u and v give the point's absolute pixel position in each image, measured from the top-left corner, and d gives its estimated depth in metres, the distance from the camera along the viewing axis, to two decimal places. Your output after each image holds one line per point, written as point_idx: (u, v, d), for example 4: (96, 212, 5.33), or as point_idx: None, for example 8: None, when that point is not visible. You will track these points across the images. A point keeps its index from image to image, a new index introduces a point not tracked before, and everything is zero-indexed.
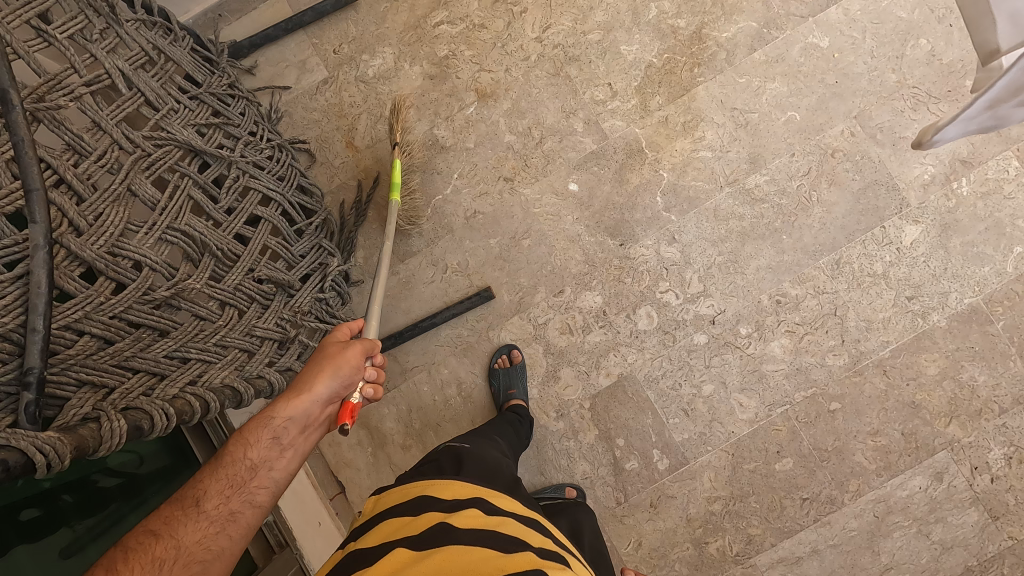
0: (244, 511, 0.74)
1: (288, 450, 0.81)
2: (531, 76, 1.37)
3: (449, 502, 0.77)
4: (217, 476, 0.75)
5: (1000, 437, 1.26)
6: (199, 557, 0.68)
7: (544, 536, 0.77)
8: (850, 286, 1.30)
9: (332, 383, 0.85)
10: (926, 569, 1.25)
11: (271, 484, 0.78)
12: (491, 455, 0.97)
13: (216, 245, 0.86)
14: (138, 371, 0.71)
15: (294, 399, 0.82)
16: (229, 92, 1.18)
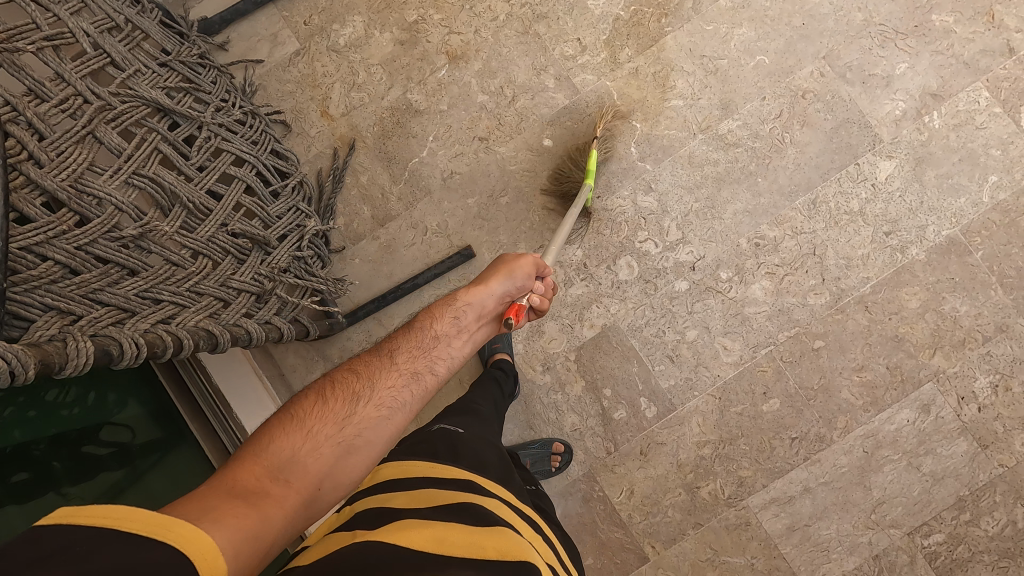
0: (426, 376, 0.83)
1: (464, 332, 0.89)
2: (501, 36, 1.38)
3: (455, 480, 0.76)
4: (406, 341, 0.86)
5: (985, 366, 1.26)
6: (385, 406, 0.78)
7: (534, 531, 0.77)
8: (827, 225, 1.31)
9: (506, 283, 0.91)
10: (918, 501, 1.26)
11: (449, 357, 0.86)
12: (489, 439, 0.92)
13: (185, 194, 0.87)
14: (107, 305, 0.74)
15: (473, 287, 0.91)
16: (200, 62, 1.19)
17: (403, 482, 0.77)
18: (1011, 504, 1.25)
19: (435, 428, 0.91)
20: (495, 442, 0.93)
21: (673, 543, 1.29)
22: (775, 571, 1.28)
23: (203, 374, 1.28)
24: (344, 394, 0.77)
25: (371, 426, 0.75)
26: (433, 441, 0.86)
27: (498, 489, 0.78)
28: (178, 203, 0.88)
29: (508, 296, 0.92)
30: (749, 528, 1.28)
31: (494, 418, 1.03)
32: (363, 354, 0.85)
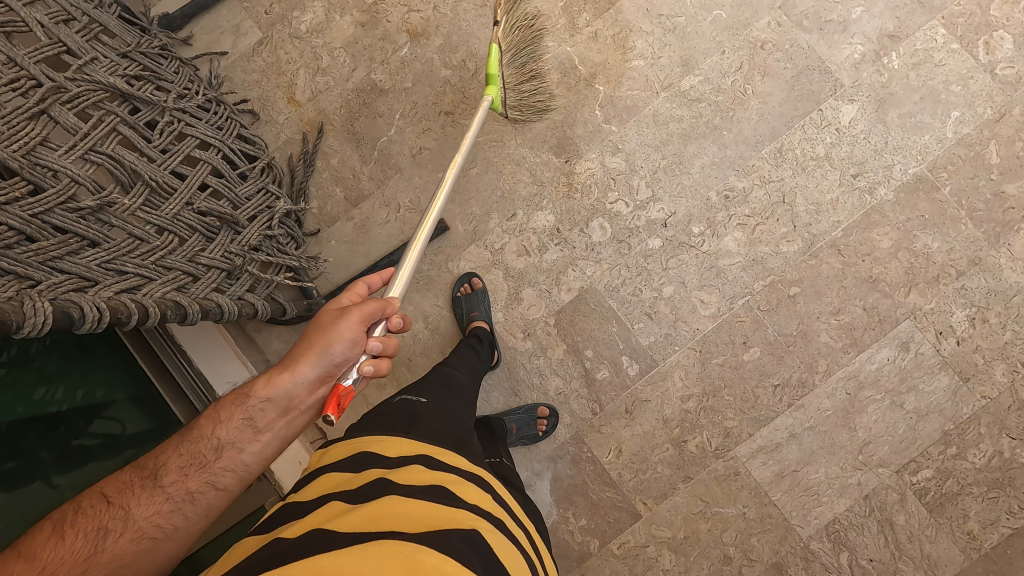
0: (204, 492, 0.78)
1: (261, 433, 0.83)
2: (459, 10, 1.39)
3: (391, 458, 0.72)
4: (184, 454, 0.79)
5: (960, 300, 1.27)
6: (154, 532, 0.74)
7: (482, 493, 0.72)
8: (795, 172, 1.31)
9: (316, 366, 0.83)
10: (903, 438, 1.27)
11: (237, 467, 0.81)
12: (453, 413, 0.87)
13: (146, 172, 0.89)
14: (69, 273, 0.77)
15: (273, 380, 0.83)
16: (162, 54, 1.21)
17: (341, 465, 0.73)
18: (996, 435, 1.25)
19: (397, 400, 0.86)
20: (461, 416, 0.89)
21: (664, 498, 1.30)
22: (767, 519, 1.29)
23: (182, 357, 1.30)
24: (87, 527, 0.70)
25: (126, 562, 0.71)
26: (389, 416, 0.81)
27: (440, 456, 0.74)
28: (140, 182, 0.90)
29: (321, 381, 0.84)
30: (738, 478, 1.29)
31: (468, 388, 1.00)
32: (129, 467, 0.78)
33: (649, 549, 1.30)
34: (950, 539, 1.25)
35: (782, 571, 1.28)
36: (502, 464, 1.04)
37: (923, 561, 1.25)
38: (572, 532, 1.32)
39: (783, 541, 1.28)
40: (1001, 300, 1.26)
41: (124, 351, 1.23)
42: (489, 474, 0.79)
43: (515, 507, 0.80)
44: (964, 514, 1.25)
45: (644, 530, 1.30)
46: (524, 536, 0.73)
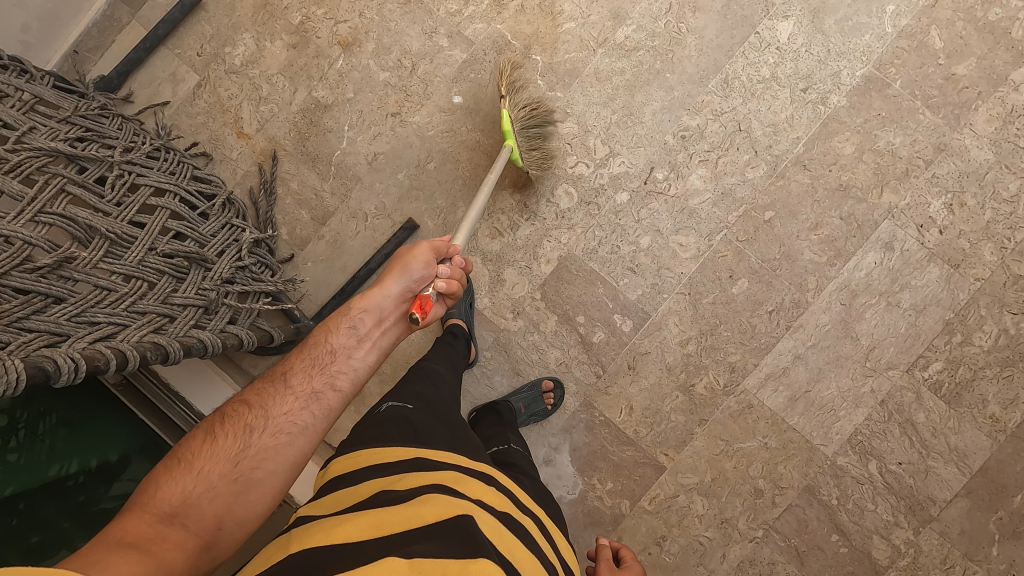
0: (325, 392, 0.88)
1: (364, 341, 0.93)
2: (385, 11, 1.40)
3: (392, 467, 0.71)
4: (302, 363, 0.91)
5: (934, 189, 1.27)
6: (292, 426, 0.84)
7: (486, 486, 0.71)
8: (745, 99, 1.31)
9: (401, 281, 0.95)
10: (906, 337, 1.26)
11: (349, 370, 0.91)
12: (441, 415, 0.84)
13: (99, 224, 0.92)
14: (39, 331, 0.82)
15: (367, 294, 0.95)
16: (104, 113, 1.19)
17: (339, 482, 0.72)
18: (998, 314, 1.25)
19: (383, 409, 0.83)
20: (451, 414, 0.87)
21: (684, 445, 1.30)
22: (789, 445, 1.28)
23: (181, 402, 1.28)
24: (236, 428, 0.82)
25: (270, 454, 0.81)
26: (381, 427, 0.78)
27: (441, 459, 0.73)
28: (97, 236, 0.93)
29: (407, 294, 0.96)
30: (752, 410, 1.29)
31: (455, 386, 0.98)
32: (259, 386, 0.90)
33: (680, 498, 1.30)
34: (974, 426, 1.25)
35: (816, 492, 1.27)
36: (511, 450, 1.01)
37: (952, 453, 1.25)
38: (601, 497, 1.32)
39: (810, 463, 1.28)
40: (975, 180, 1.26)
41: (127, 414, 1.22)
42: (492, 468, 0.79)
43: (524, 497, 0.79)
44: (983, 399, 1.25)
45: (671, 481, 1.30)
46: (536, 524, 0.73)
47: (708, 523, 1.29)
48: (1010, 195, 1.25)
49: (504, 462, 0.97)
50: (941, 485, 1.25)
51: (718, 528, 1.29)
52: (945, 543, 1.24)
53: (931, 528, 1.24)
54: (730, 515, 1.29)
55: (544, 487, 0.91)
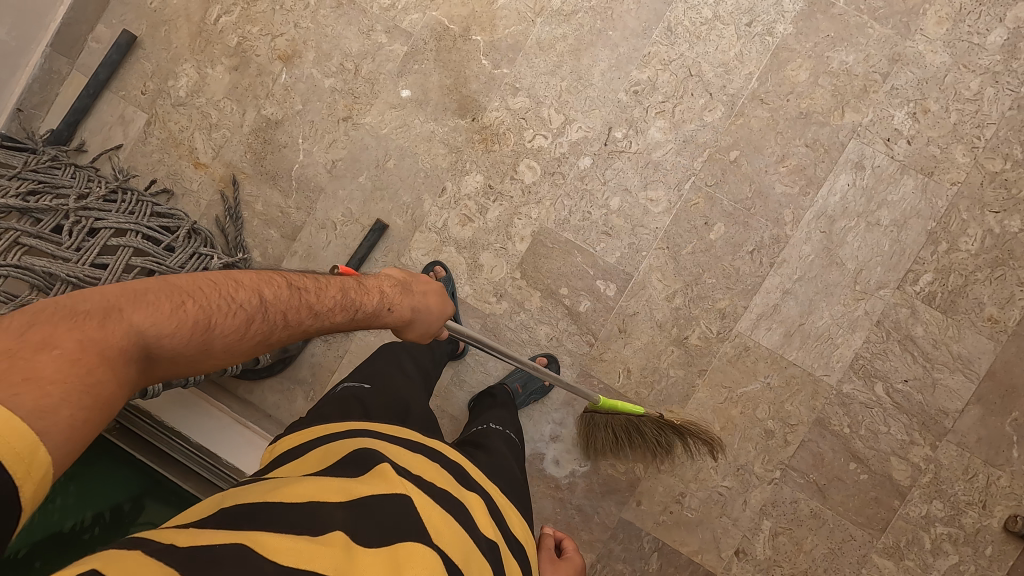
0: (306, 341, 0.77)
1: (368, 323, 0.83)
2: (319, 18, 1.39)
3: (336, 435, 0.72)
4: (343, 325, 0.75)
5: (895, 101, 1.25)
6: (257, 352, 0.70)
7: (427, 460, 0.71)
8: (691, 44, 1.29)
9: (422, 330, 0.86)
10: (891, 254, 1.25)
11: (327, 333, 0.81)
12: (394, 397, 0.88)
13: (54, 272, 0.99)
14: None
15: (409, 313, 0.83)
16: (56, 165, 1.19)
17: (292, 450, 0.72)
18: (980, 215, 1.23)
19: (339, 389, 0.87)
20: (409, 398, 0.89)
21: (688, 399, 1.29)
22: (793, 380, 1.27)
23: (179, 437, 1.17)
24: (258, 329, 0.65)
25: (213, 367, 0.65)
26: (332, 405, 0.82)
27: (390, 431, 0.74)
28: (59, 280, 1.01)
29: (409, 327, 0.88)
30: (750, 352, 1.28)
31: (419, 378, 0.99)
32: (304, 293, 0.71)
33: (692, 452, 1.29)
34: (974, 331, 1.23)
35: (827, 424, 1.26)
36: (489, 430, 0.99)
37: (956, 362, 1.23)
38: (614, 464, 1.30)
39: (816, 395, 1.26)
40: (935, 85, 1.23)
41: (127, 458, 1.17)
42: (452, 448, 0.79)
43: (486, 481, 0.78)
44: (978, 302, 1.23)
45: None
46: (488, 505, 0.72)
47: (725, 473, 1.28)
48: (972, 94, 1.23)
49: (474, 441, 0.94)
50: (951, 396, 1.23)
51: (735, 475, 1.27)
52: (964, 452, 1.22)
53: (948, 440, 1.23)
54: (745, 461, 1.27)
55: (513, 470, 0.88)
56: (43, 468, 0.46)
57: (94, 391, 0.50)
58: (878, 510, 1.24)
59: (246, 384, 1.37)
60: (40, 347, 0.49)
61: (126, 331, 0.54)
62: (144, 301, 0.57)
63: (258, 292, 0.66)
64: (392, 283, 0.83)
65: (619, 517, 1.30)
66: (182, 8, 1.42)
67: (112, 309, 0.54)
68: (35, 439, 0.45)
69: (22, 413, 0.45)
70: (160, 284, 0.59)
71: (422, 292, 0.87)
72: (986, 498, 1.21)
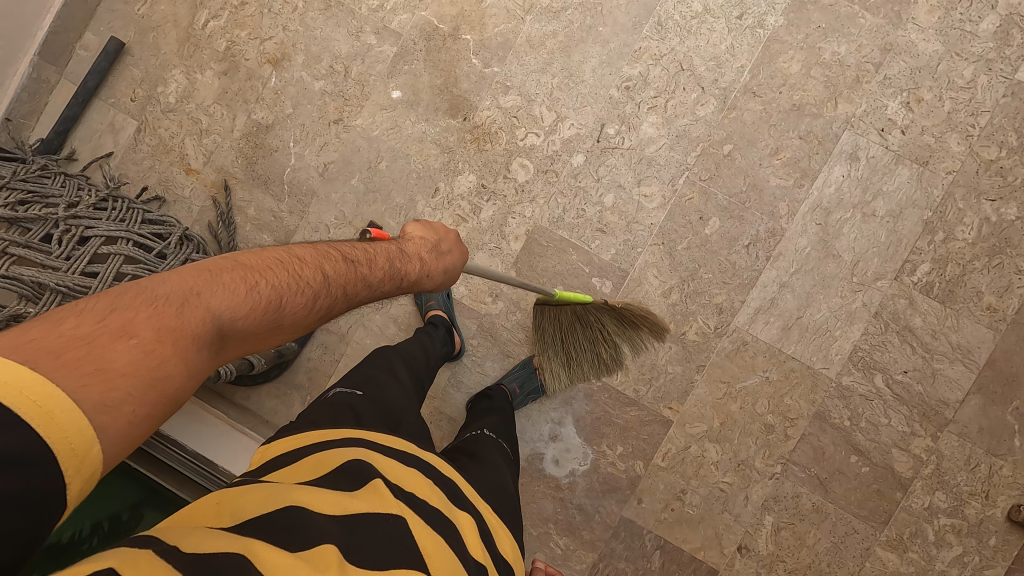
0: None
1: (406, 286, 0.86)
2: (308, 21, 1.38)
3: (331, 444, 0.71)
4: (388, 292, 0.77)
5: (888, 90, 1.24)
6: None
7: (421, 476, 0.70)
8: (682, 38, 1.28)
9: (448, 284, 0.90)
10: (888, 245, 1.24)
11: None
12: (386, 405, 0.87)
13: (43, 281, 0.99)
14: None
15: (439, 272, 0.86)
16: (46, 174, 1.18)
17: (283, 457, 0.71)
18: (976, 204, 1.22)
19: (332, 395, 0.86)
20: (401, 407, 0.88)
21: (687, 395, 1.28)
22: (792, 374, 1.26)
23: (176, 445, 1.15)
24: (321, 303, 0.66)
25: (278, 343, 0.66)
26: (324, 410, 0.81)
27: (384, 442, 0.73)
28: (48, 290, 1.01)
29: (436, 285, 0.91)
30: (748, 346, 1.27)
31: (413, 387, 0.98)
32: (359, 265, 0.73)
33: (692, 449, 1.28)
34: (973, 321, 1.22)
35: (827, 418, 1.25)
36: (482, 438, 0.98)
37: (956, 352, 1.22)
38: (614, 463, 1.30)
39: (816, 389, 1.26)
40: (928, 74, 1.23)
41: (122, 467, 1.15)
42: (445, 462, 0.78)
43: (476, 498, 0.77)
44: (977, 291, 1.22)
45: (680, 434, 1.28)
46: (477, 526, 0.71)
47: (725, 469, 1.27)
48: (966, 82, 1.22)
49: (466, 449, 0.94)
50: (951, 386, 1.22)
51: (736, 471, 1.27)
52: (966, 443, 1.22)
53: (949, 431, 1.22)
54: (746, 456, 1.27)
55: (504, 481, 0.87)
56: (94, 466, 0.46)
57: (164, 383, 0.50)
58: (880, 502, 1.23)
59: (243, 391, 1.37)
60: (118, 334, 0.49)
61: (203, 316, 0.54)
62: (219, 284, 0.57)
63: (320, 270, 0.67)
64: (427, 248, 0.85)
65: (620, 516, 1.29)
66: (170, 14, 1.42)
67: (190, 293, 0.55)
68: (94, 437, 0.45)
69: (88, 408, 0.45)
70: (231, 266, 0.60)
71: (449, 249, 0.89)
72: (988, 488, 1.21)
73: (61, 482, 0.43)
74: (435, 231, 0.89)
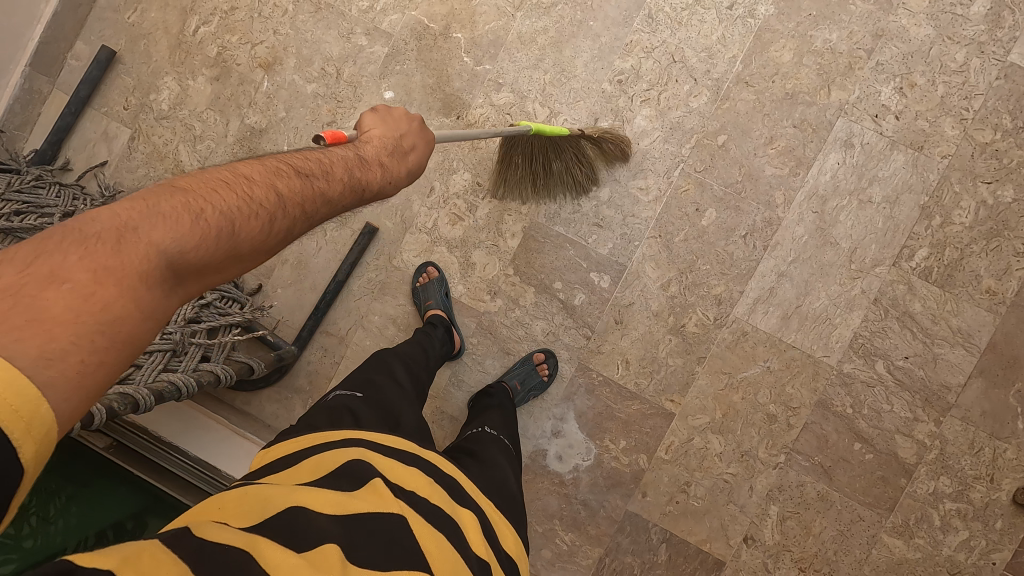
0: None
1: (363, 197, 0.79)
2: (298, 24, 1.38)
3: (330, 444, 0.71)
4: (349, 205, 0.72)
5: (881, 76, 1.24)
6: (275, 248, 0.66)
7: (421, 473, 0.70)
8: (673, 30, 1.28)
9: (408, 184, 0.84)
10: (885, 231, 1.24)
11: None
12: (387, 404, 0.87)
13: None
14: None
15: (396, 175, 0.80)
16: (40, 184, 1.18)
17: (283, 459, 0.71)
18: (972, 187, 1.22)
19: (332, 397, 0.86)
20: (401, 406, 0.89)
21: (688, 387, 1.28)
22: (793, 363, 1.26)
23: (177, 451, 1.17)
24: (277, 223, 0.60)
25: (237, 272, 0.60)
26: (323, 413, 0.81)
27: (384, 440, 0.73)
28: None
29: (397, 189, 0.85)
30: (748, 337, 1.27)
31: (413, 387, 0.98)
32: (310, 179, 0.66)
33: (695, 441, 1.28)
34: (973, 304, 1.22)
35: (829, 406, 1.25)
36: (483, 435, 0.99)
37: (957, 336, 1.22)
38: (617, 457, 1.30)
39: (817, 377, 1.25)
40: (920, 59, 1.23)
41: (121, 475, 1.15)
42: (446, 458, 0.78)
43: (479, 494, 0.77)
44: (975, 275, 1.22)
45: (683, 426, 1.28)
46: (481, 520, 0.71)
47: (729, 460, 1.27)
48: (959, 65, 1.22)
49: (467, 447, 0.94)
50: (953, 370, 1.22)
51: (739, 462, 1.26)
52: (969, 427, 1.21)
53: (952, 415, 1.22)
54: (749, 447, 1.26)
55: (505, 477, 0.87)
56: (45, 427, 0.40)
57: (116, 325, 0.45)
58: (885, 489, 1.23)
59: (244, 396, 1.37)
60: (49, 279, 0.43)
61: (147, 249, 0.48)
62: (161, 214, 0.51)
63: (272, 189, 0.61)
64: (384, 152, 0.80)
65: (625, 510, 1.29)
66: (160, 21, 1.41)
67: (126, 228, 0.48)
68: (40, 394, 0.40)
69: (27, 364, 0.40)
70: (170, 193, 0.53)
71: (412, 144, 0.84)
72: (993, 471, 1.20)
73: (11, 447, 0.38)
74: (394, 126, 0.84)
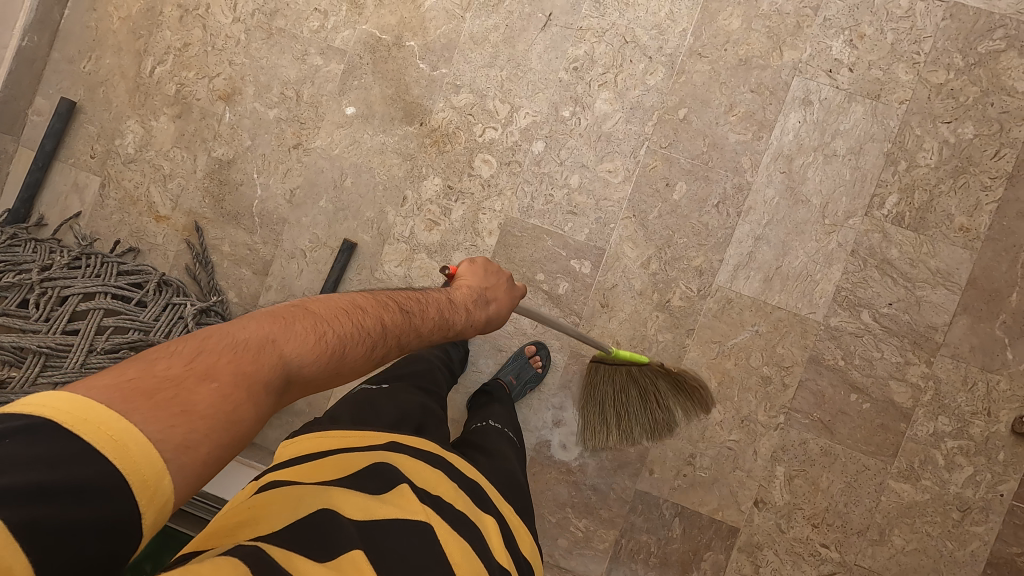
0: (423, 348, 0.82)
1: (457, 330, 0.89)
2: (253, 52, 1.39)
3: (355, 446, 0.75)
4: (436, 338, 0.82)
5: (830, 32, 1.25)
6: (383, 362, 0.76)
7: (444, 477, 0.74)
8: (621, 11, 1.29)
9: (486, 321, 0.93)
10: (853, 182, 1.25)
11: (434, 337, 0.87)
12: (398, 408, 0.89)
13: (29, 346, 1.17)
14: None
15: (477, 314, 0.90)
16: (15, 243, 1.33)
17: (306, 457, 0.74)
18: (933, 128, 1.23)
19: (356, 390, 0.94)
20: (412, 399, 0.93)
21: (682, 361, 1.29)
22: (780, 324, 1.27)
23: None
24: (384, 344, 0.71)
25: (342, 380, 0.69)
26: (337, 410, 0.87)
27: (408, 443, 0.78)
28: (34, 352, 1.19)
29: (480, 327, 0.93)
30: (733, 304, 1.28)
31: (428, 391, 0.99)
32: (408, 315, 0.77)
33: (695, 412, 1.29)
34: (949, 244, 1.23)
35: (821, 360, 1.26)
36: (488, 429, 1.00)
37: (937, 277, 1.23)
38: None
39: (806, 334, 1.27)
40: (866, 10, 1.24)
41: None
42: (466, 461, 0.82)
43: (499, 499, 0.80)
44: (947, 214, 1.23)
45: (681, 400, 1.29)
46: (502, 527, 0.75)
47: (730, 427, 1.28)
48: (904, 11, 1.23)
49: (472, 440, 0.96)
50: (937, 310, 1.23)
51: (741, 428, 1.28)
52: (960, 363, 1.23)
53: (942, 354, 1.23)
54: (748, 411, 1.28)
55: (513, 472, 0.89)
56: (166, 497, 0.49)
57: (238, 424, 0.54)
58: (886, 436, 1.24)
59: None
60: (203, 376, 0.54)
61: (277, 361, 0.59)
62: (292, 333, 0.62)
63: (379, 322, 0.72)
64: (473, 298, 0.91)
65: (634, 489, 1.30)
66: (115, 66, 1.42)
67: (267, 340, 0.60)
68: (164, 469, 0.48)
69: (171, 450, 0.49)
70: (303, 315, 0.65)
71: (494, 296, 0.95)
72: (989, 405, 1.22)
73: (137, 513, 0.47)
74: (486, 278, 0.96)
